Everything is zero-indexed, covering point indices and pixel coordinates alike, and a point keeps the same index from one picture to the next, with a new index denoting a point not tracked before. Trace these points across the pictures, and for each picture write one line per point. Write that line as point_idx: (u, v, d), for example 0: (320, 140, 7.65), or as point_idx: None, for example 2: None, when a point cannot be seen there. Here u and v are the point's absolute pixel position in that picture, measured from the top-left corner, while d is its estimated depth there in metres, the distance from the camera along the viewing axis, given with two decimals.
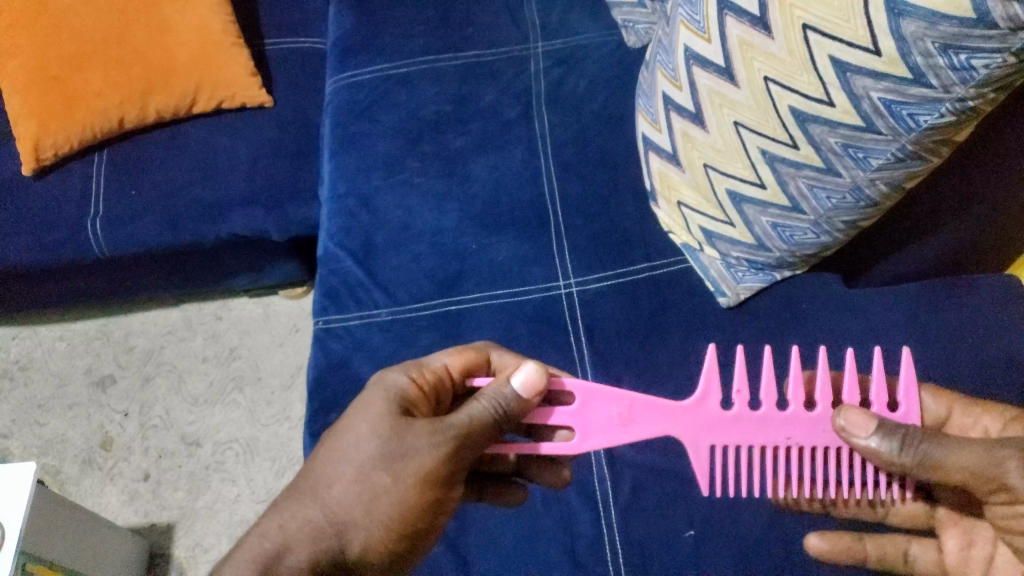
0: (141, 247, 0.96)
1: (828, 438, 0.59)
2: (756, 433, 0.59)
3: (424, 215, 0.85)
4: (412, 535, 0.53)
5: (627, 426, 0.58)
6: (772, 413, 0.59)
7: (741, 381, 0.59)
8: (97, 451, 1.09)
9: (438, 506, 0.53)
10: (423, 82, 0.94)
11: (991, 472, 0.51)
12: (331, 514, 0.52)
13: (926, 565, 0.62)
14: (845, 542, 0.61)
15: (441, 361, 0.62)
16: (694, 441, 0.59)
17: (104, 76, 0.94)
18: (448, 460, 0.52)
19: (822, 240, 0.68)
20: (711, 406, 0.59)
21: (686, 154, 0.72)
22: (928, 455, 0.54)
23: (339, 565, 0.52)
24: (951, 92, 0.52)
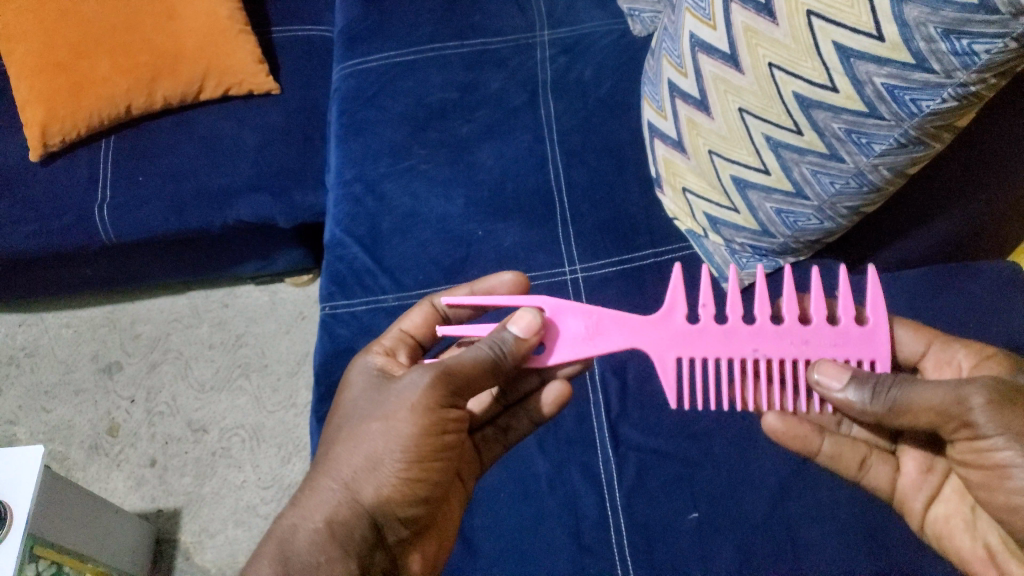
0: (147, 233, 0.96)
1: (794, 352, 0.59)
2: (720, 347, 0.59)
3: (430, 202, 0.85)
4: (423, 461, 0.54)
5: (594, 338, 0.59)
6: (736, 325, 0.59)
7: (706, 296, 0.60)
8: (104, 437, 1.10)
9: (440, 427, 0.54)
10: (430, 70, 0.95)
11: (955, 410, 0.50)
12: (336, 474, 0.53)
13: (877, 479, 0.62)
14: (802, 429, 0.61)
15: (397, 326, 0.66)
16: (659, 356, 0.60)
17: (112, 62, 0.94)
18: (434, 389, 0.53)
19: (825, 226, 0.68)
20: (676, 320, 0.60)
21: (691, 141, 0.73)
22: (898, 402, 0.53)
23: (361, 516, 0.53)
24: (954, 77, 0.52)
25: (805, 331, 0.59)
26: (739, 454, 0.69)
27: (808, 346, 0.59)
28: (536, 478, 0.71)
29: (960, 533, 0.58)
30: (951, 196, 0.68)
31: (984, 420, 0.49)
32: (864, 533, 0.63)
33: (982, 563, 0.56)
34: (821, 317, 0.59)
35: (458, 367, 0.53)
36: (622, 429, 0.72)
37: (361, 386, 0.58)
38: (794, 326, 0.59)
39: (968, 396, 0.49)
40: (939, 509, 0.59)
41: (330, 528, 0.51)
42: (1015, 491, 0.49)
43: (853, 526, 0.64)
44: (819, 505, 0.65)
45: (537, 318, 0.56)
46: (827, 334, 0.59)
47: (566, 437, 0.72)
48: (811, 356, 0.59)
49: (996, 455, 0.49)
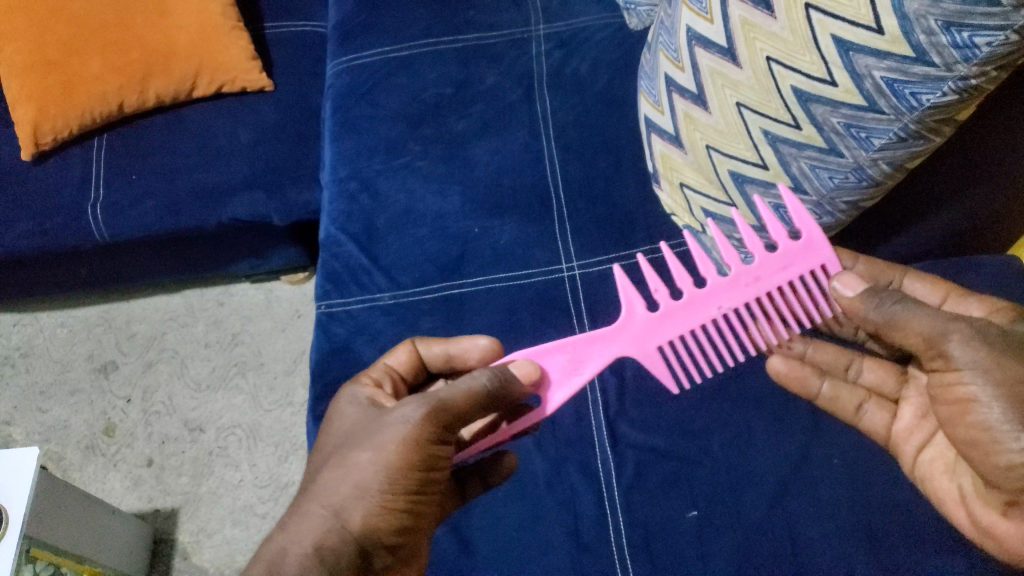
0: (140, 232, 0.95)
1: (754, 290, 0.67)
2: (689, 315, 0.66)
3: (426, 199, 0.85)
4: (410, 492, 0.53)
5: (577, 369, 0.64)
6: (694, 295, 0.66)
7: (655, 280, 0.66)
8: (100, 437, 1.09)
9: (429, 461, 0.53)
10: (425, 65, 0.94)
11: (936, 340, 0.54)
12: (326, 500, 0.52)
13: (872, 423, 0.66)
14: (805, 372, 0.66)
15: (382, 361, 0.66)
16: (641, 344, 0.65)
17: (103, 60, 0.93)
18: (425, 423, 0.53)
19: (824, 222, 0.68)
20: (639, 313, 0.65)
21: (688, 135, 0.72)
22: (897, 316, 0.57)
23: (348, 543, 0.51)
24: (953, 71, 0.51)
25: (753, 271, 0.66)
26: (738, 451, 0.68)
27: (762, 280, 0.67)
28: (534, 477, 0.70)
29: (940, 475, 0.60)
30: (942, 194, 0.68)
31: (959, 352, 0.52)
32: (863, 528, 0.63)
33: (955, 504, 0.59)
34: (762, 252, 0.66)
35: (450, 401, 0.54)
36: (620, 427, 0.72)
37: (353, 418, 0.58)
38: (743, 272, 0.66)
39: (952, 330, 0.53)
40: (927, 454, 0.62)
41: (319, 553, 0.50)
42: (975, 426, 0.52)
43: (854, 523, 0.63)
44: (819, 502, 0.65)
45: (534, 369, 0.60)
46: (772, 263, 0.67)
47: (564, 436, 0.72)
48: (768, 286, 0.67)
49: (961, 388, 0.53)
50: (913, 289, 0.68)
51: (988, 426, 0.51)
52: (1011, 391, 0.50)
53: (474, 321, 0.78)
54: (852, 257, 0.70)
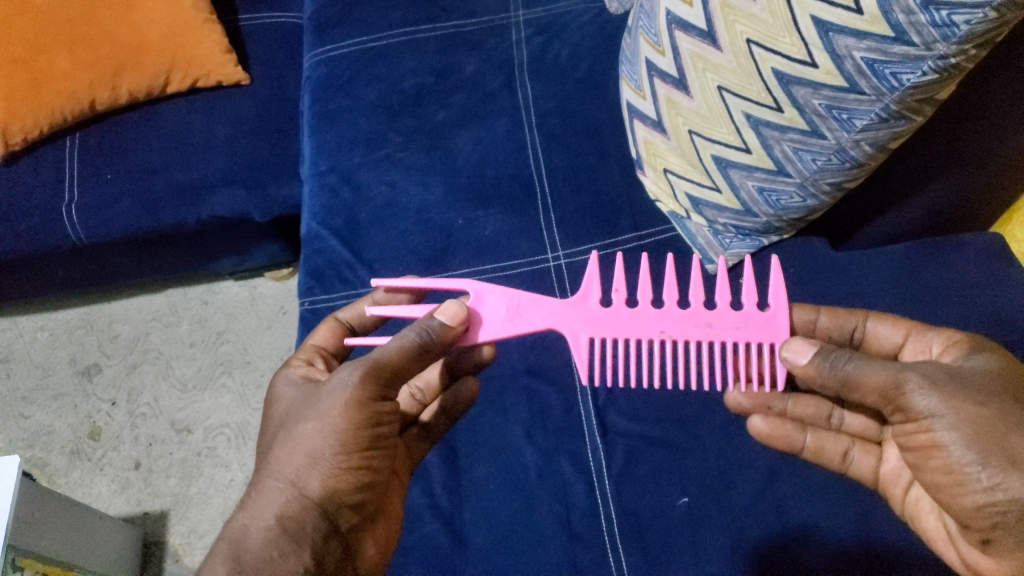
0: (118, 232, 0.94)
1: (699, 334, 0.60)
2: (631, 327, 0.61)
3: (408, 191, 0.84)
4: (363, 451, 0.54)
5: (515, 319, 0.61)
6: (646, 309, 0.61)
7: (620, 281, 0.62)
8: (85, 441, 1.08)
9: (374, 419, 0.54)
10: (403, 55, 0.92)
11: (892, 393, 0.50)
12: (280, 474, 0.53)
13: (860, 470, 0.62)
14: (786, 429, 0.63)
15: (308, 344, 0.67)
16: (574, 334, 0.62)
17: (71, 57, 0.91)
18: (363, 384, 0.53)
19: (808, 204, 0.68)
20: (591, 304, 0.62)
21: (671, 120, 0.72)
22: (851, 376, 0.52)
23: (311, 509, 0.52)
24: (933, 49, 0.51)
25: (708, 315, 0.61)
26: (728, 437, 0.68)
27: (713, 328, 0.60)
28: (525, 469, 0.70)
29: (927, 514, 0.56)
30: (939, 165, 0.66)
31: (923, 402, 0.48)
32: (853, 510, 0.63)
33: (945, 543, 0.54)
34: (724, 300, 0.61)
35: (386, 359, 0.54)
36: (610, 416, 0.72)
37: (288, 400, 0.58)
38: (698, 311, 0.61)
39: (906, 380, 0.49)
40: (915, 490, 0.58)
41: (281, 523, 0.50)
42: (940, 470, 0.49)
43: (844, 506, 0.63)
44: (810, 487, 0.65)
45: (461, 309, 0.58)
46: (729, 318, 0.61)
47: (554, 427, 0.72)
48: (715, 338, 0.60)
49: (925, 435, 0.49)
50: (876, 332, 0.62)
51: (952, 469, 0.48)
52: (971, 430, 0.47)
53: None
54: (812, 309, 0.64)
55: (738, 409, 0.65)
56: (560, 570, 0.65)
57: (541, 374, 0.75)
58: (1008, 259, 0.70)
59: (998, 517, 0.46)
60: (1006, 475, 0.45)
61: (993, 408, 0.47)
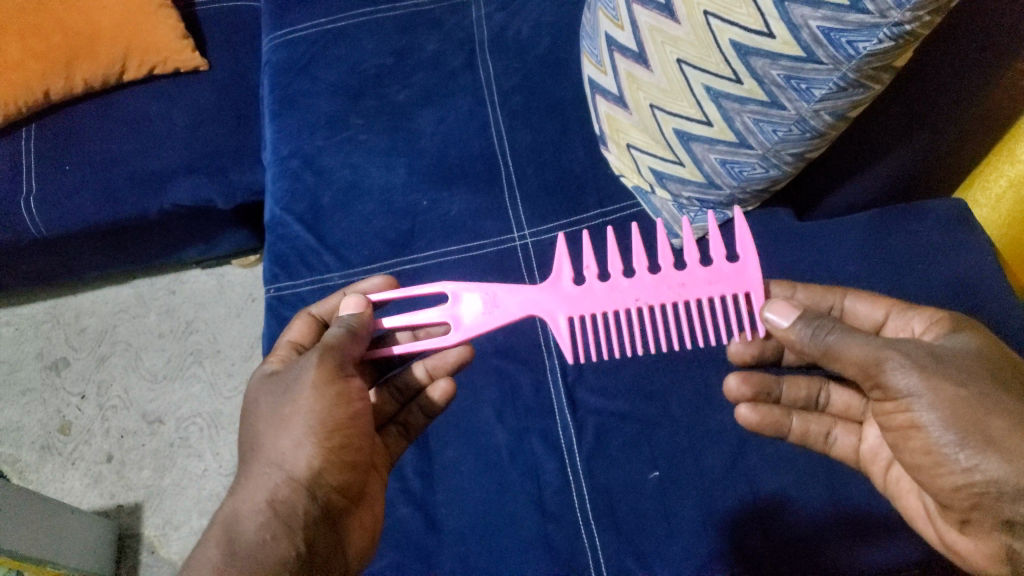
0: (79, 224, 0.92)
1: (674, 295, 0.60)
2: (606, 296, 0.61)
3: (372, 173, 0.83)
4: (342, 429, 0.54)
5: (492, 310, 0.62)
6: (617, 278, 0.62)
7: (589, 258, 0.63)
8: (56, 436, 1.07)
9: (346, 395, 0.54)
10: (363, 36, 0.91)
11: (873, 370, 0.50)
12: (268, 459, 0.53)
13: (842, 449, 0.62)
14: (774, 416, 0.62)
15: (284, 340, 0.64)
16: (552, 316, 0.62)
17: (23, 47, 0.89)
18: (324, 362, 0.54)
19: (771, 174, 0.68)
20: (565, 285, 0.62)
21: (632, 95, 0.71)
22: (833, 346, 0.51)
23: (299, 491, 0.51)
24: (888, 17, 0.50)
25: (678, 275, 0.61)
26: (698, 411, 0.69)
27: (686, 288, 0.60)
28: (496, 449, 0.70)
29: (907, 492, 0.57)
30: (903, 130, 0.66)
31: (902, 382, 0.48)
32: (822, 480, 0.64)
33: (925, 521, 0.55)
34: (693, 258, 0.61)
35: (334, 341, 0.56)
36: (579, 394, 0.72)
37: (261, 389, 0.58)
38: (669, 272, 0.61)
39: (885, 358, 0.49)
40: (895, 469, 0.58)
41: (272, 507, 0.51)
42: (919, 451, 0.49)
43: (813, 477, 0.64)
44: (777, 457, 0.66)
45: (363, 300, 0.60)
46: (700, 275, 0.61)
47: (524, 407, 0.72)
48: (689, 298, 0.60)
49: (904, 415, 0.49)
50: (854, 310, 0.62)
51: (931, 450, 0.48)
52: (950, 410, 0.47)
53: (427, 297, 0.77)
54: (788, 285, 0.64)
55: (731, 394, 0.63)
56: (533, 547, 0.65)
57: (510, 354, 0.74)
58: (972, 223, 0.71)
59: (978, 497, 0.47)
60: (981, 456, 0.46)
61: (971, 389, 0.47)
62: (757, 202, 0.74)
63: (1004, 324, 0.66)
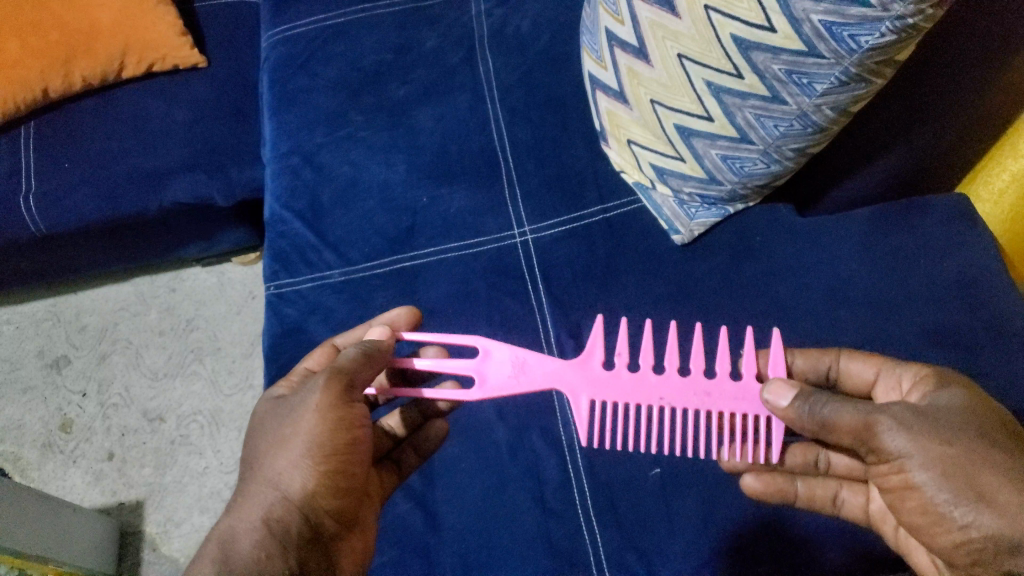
0: (79, 222, 0.92)
1: (699, 402, 0.60)
2: (628, 392, 0.61)
3: (372, 170, 0.83)
4: (339, 454, 0.53)
5: (519, 374, 0.63)
6: (646, 373, 0.61)
7: (622, 344, 0.62)
8: (57, 434, 1.07)
9: (348, 421, 0.53)
10: (362, 32, 0.91)
11: (865, 435, 0.50)
12: (266, 477, 0.53)
13: (852, 511, 0.60)
14: (777, 482, 0.60)
15: (302, 365, 0.65)
16: (574, 393, 0.62)
17: (21, 45, 0.89)
18: (330, 388, 0.54)
19: (772, 170, 0.67)
20: (594, 364, 0.62)
21: (632, 90, 0.71)
22: (828, 419, 0.52)
23: (293, 511, 0.51)
24: (890, 10, 0.50)
25: (708, 383, 0.60)
26: None
27: (710, 397, 0.60)
28: (496, 446, 0.70)
29: (917, 548, 0.55)
30: (905, 126, 0.65)
31: (894, 443, 0.48)
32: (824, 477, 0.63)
33: (937, 575, 0.54)
34: (726, 370, 0.60)
35: (342, 367, 0.55)
36: None
37: (268, 409, 0.59)
38: (698, 378, 0.60)
39: (877, 421, 0.49)
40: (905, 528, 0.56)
41: (267, 525, 0.51)
42: (915, 510, 0.49)
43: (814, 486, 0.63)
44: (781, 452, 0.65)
45: (387, 329, 0.63)
46: (729, 388, 0.60)
47: (525, 403, 0.71)
48: (714, 407, 0.60)
49: (898, 476, 0.49)
50: (849, 369, 0.61)
51: (928, 508, 0.48)
52: (940, 470, 0.47)
53: (428, 294, 0.77)
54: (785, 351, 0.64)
55: (729, 467, 0.62)
56: (534, 544, 0.65)
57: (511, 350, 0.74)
58: (975, 217, 0.70)
59: (977, 553, 0.46)
60: (976, 512, 0.46)
61: (958, 446, 0.47)
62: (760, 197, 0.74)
63: (1007, 319, 0.65)
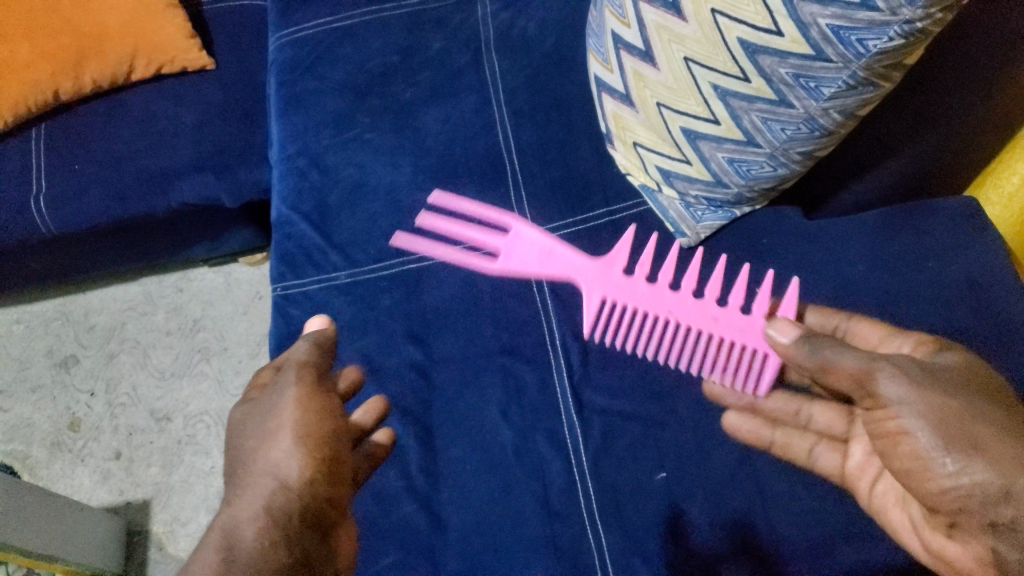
0: (88, 222, 0.93)
1: (704, 322, 0.70)
2: (644, 300, 0.72)
3: (379, 172, 0.83)
4: (329, 441, 0.52)
5: (546, 264, 0.74)
6: (663, 287, 0.72)
7: (646, 257, 0.73)
8: (65, 433, 1.08)
9: (328, 410, 0.54)
10: (368, 35, 0.91)
11: (865, 380, 0.51)
12: (259, 471, 0.50)
13: (827, 467, 0.63)
14: (755, 426, 0.65)
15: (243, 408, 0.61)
16: (589, 290, 0.73)
17: (32, 47, 0.89)
18: (300, 382, 0.54)
19: (779, 173, 0.67)
20: (614, 271, 0.73)
21: (638, 93, 0.71)
22: (828, 360, 0.53)
23: (294, 499, 0.49)
24: (899, 14, 0.50)
25: (716, 310, 0.70)
26: (703, 411, 0.68)
27: (716, 322, 0.70)
28: (501, 448, 0.70)
29: (893, 507, 0.57)
30: (913, 129, 0.65)
31: (890, 389, 0.49)
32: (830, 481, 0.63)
33: (909, 534, 0.55)
34: (737, 304, 0.70)
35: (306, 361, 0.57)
36: (585, 393, 0.71)
37: (240, 413, 0.56)
38: (709, 304, 0.70)
39: (877, 367, 0.50)
40: (880, 486, 0.58)
41: (270, 515, 0.48)
42: (907, 457, 0.49)
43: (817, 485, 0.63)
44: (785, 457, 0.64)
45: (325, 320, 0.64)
46: (734, 321, 0.70)
47: (530, 406, 0.71)
48: (715, 330, 0.70)
49: (893, 422, 0.50)
50: (856, 331, 0.63)
51: (919, 455, 0.48)
52: (938, 418, 0.47)
53: (433, 295, 0.77)
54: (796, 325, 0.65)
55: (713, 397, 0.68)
56: (539, 546, 0.65)
57: (516, 352, 0.74)
58: (984, 220, 0.70)
59: (964, 501, 0.46)
60: (969, 458, 0.46)
61: (958, 399, 0.48)
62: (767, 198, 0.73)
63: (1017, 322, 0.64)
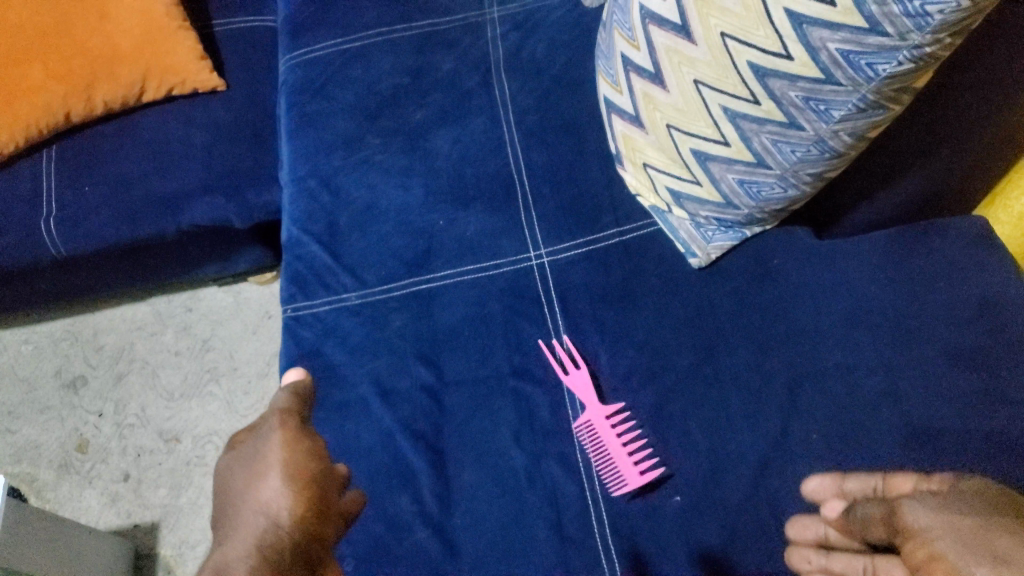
0: (99, 244, 0.93)
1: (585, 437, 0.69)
2: None
3: (389, 193, 0.83)
4: (317, 479, 0.49)
5: None
6: None
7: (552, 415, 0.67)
8: (73, 454, 1.08)
9: (316, 449, 0.51)
10: (379, 57, 0.92)
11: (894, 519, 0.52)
12: (251, 510, 0.48)
13: None
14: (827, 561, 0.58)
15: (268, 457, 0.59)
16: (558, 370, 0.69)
17: (44, 69, 0.90)
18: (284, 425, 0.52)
19: (789, 195, 0.67)
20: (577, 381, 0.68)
21: (648, 115, 0.71)
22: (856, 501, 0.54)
23: (286, 537, 0.46)
24: (908, 40, 0.50)
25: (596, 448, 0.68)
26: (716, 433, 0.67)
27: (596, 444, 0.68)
28: (513, 472, 0.69)
29: None
30: (926, 150, 0.65)
31: (913, 514, 0.50)
32: None
33: None
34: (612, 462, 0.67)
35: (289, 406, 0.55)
36: None
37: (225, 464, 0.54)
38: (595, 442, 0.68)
39: (900, 501, 0.53)
40: None
41: (260, 552, 0.45)
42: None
43: None
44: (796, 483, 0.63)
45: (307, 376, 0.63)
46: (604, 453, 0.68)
47: (542, 428, 0.71)
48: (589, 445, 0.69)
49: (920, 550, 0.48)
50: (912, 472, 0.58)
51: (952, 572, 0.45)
52: (958, 533, 0.47)
53: (444, 317, 0.77)
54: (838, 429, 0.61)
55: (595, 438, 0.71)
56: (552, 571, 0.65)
57: (527, 374, 0.74)
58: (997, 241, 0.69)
59: None
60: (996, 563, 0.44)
61: (972, 517, 0.48)
62: (774, 222, 0.73)
63: None
